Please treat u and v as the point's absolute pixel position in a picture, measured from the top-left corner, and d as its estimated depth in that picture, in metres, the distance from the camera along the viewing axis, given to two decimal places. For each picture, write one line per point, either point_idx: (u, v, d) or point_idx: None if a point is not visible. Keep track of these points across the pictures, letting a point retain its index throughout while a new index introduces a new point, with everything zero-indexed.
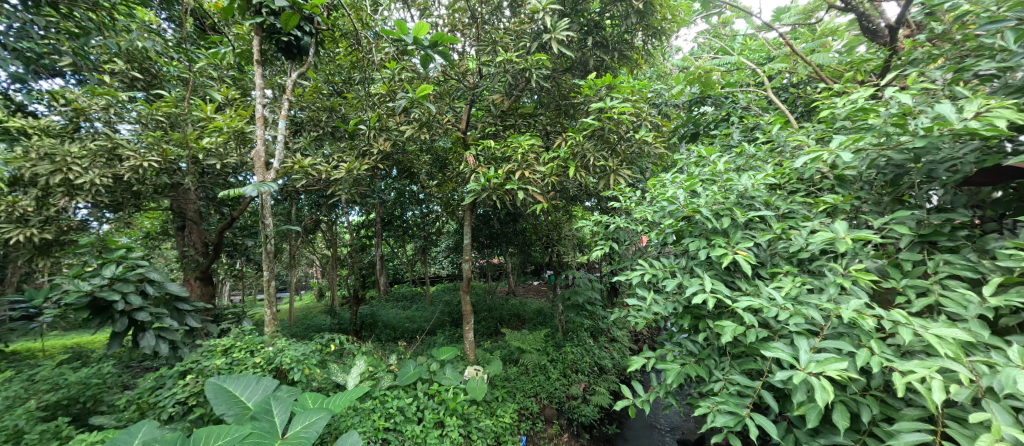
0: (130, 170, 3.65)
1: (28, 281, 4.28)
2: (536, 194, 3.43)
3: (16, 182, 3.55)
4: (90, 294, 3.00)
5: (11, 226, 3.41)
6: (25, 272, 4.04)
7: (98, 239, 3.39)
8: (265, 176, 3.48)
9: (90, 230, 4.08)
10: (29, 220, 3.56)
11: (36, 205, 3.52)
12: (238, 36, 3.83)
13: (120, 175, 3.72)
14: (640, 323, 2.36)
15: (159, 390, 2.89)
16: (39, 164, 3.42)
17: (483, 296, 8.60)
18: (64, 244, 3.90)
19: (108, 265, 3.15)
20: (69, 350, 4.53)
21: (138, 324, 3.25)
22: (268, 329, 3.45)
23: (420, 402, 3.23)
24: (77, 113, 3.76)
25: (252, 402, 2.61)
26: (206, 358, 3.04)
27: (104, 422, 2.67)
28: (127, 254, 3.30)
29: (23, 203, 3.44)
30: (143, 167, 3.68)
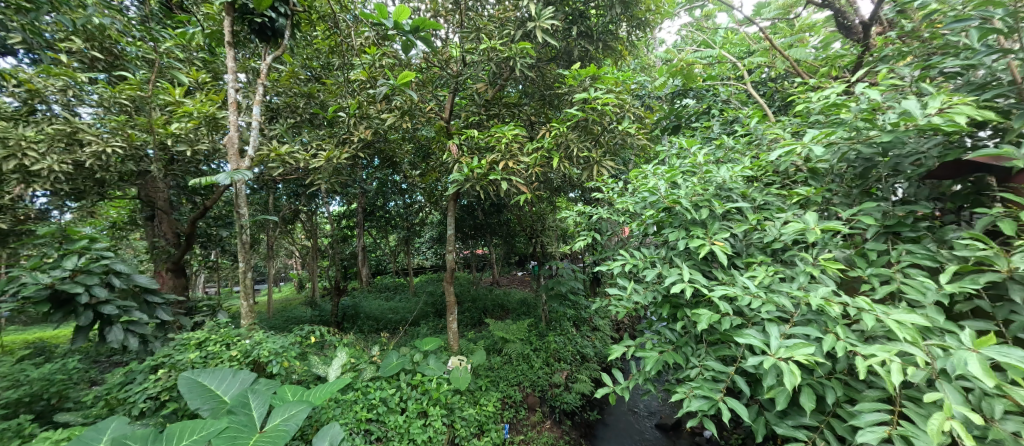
0: (92, 156, 3.47)
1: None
2: (520, 184, 3.41)
3: None
4: (51, 286, 2.87)
5: None
6: None
7: (59, 229, 3.24)
8: (239, 163, 3.34)
9: (51, 220, 3.87)
10: None
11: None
12: (209, 16, 3.64)
13: (82, 162, 3.55)
14: (621, 312, 2.41)
15: (129, 385, 2.80)
16: None
17: (466, 286, 8.61)
18: (21, 235, 3.67)
19: (70, 256, 3.00)
20: (30, 346, 4.31)
21: (104, 317, 3.12)
22: (245, 321, 3.36)
23: (403, 392, 3.21)
24: (32, 95, 3.51)
25: (229, 395, 2.55)
26: (179, 352, 2.95)
27: (70, 419, 2.56)
28: (91, 243, 3.18)
29: None
30: (106, 153, 3.51)
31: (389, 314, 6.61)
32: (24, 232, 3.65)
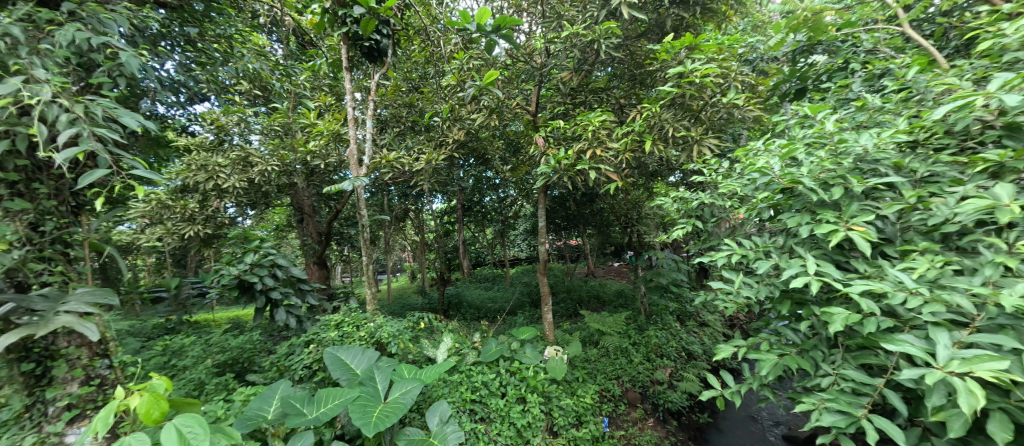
0: (260, 174, 4.36)
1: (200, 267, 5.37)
2: (610, 173, 3.25)
3: (185, 189, 4.43)
4: (238, 277, 3.71)
5: (185, 225, 4.32)
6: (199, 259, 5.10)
7: (242, 232, 4.15)
8: (358, 171, 3.86)
9: (238, 225, 4.98)
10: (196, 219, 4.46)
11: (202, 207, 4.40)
12: (330, 47, 4.25)
13: (254, 179, 4.49)
14: (729, 308, 2.16)
15: (291, 355, 3.48)
16: (197, 174, 4.21)
17: (562, 278, 8.63)
18: (221, 237, 4.80)
19: (249, 253, 3.84)
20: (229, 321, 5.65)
21: (273, 302, 3.91)
22: (369, 307, 3.89)
23: (502, 378, 3.38)
24: (220, 130, 4.57)
25: (360, 369, 2.96)
26: (323, 331, 3.56)
27: (256, 379, 3.30)
28: (262, 243, 4.03)
29: (191, 206, 4.33)
30: (268, 171, 4.37)
31: (489, 303, 6.99)
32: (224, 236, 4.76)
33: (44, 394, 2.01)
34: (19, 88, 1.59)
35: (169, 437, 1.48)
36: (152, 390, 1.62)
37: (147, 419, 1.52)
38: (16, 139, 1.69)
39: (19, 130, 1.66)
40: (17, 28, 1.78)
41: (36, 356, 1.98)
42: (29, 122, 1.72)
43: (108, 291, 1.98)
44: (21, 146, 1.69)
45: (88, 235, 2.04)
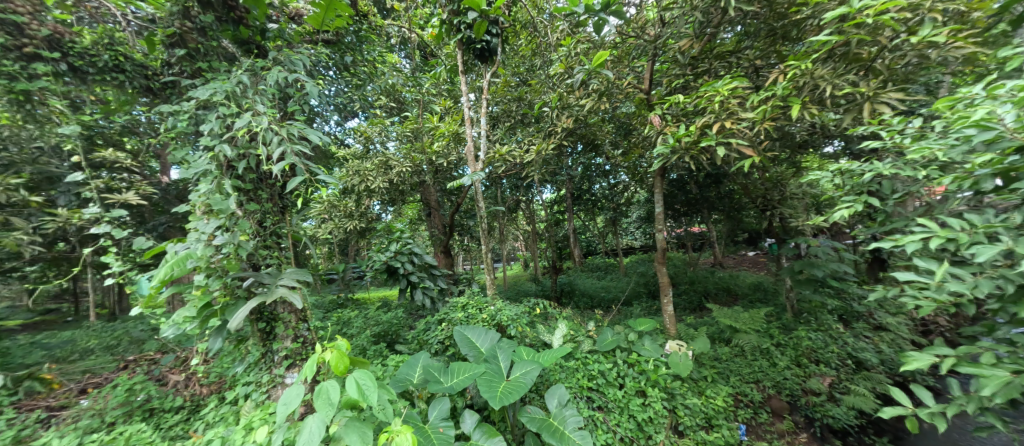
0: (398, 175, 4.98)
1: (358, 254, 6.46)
2: (744, 148, 2.85)
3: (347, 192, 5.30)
4: (386, 262, 4.36)
5: (348, 221, 5.21)
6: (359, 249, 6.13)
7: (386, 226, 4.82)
8: (475, 166, 4.14)
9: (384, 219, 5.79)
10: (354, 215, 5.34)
11: (356, 205, 5.24)
12: (448, 54, 4.61)
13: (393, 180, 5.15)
14: (920, 307, 1.71)
15: (427, 331, 3.95)
16: (353, 179, 5.00)
17: (684, 268, 8.01)
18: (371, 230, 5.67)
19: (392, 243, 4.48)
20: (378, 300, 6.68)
21: (411, 285, 4.47)
22: (490, 292, 4.18)
23: (620, 368, 3.31)
24: (367, 140, 5.28)
25: (484, 348, 3.19)
26: (452, 311, 3.95)
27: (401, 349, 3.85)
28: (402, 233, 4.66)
29: (350, 205, 5.18)
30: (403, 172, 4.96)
31: (602, 292, 6.88)
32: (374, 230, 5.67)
33: (271, 345, 2.50)
34: (250, 121, 2.08)
35: (353, 391, 1.61)
36: (339, 348, 1.77)
37: (336, 371, 1.66)
38: (249, 158, 2.24)
39: (252, 152, 2.20)
40: (246, 76, 2.29)
41: (265, 318, 2.45)
42: (253, 147, 2.27)
43: (305, 271, 2.36)
44: (252, 163, 2.23)
45: (289, 229, 2.52)
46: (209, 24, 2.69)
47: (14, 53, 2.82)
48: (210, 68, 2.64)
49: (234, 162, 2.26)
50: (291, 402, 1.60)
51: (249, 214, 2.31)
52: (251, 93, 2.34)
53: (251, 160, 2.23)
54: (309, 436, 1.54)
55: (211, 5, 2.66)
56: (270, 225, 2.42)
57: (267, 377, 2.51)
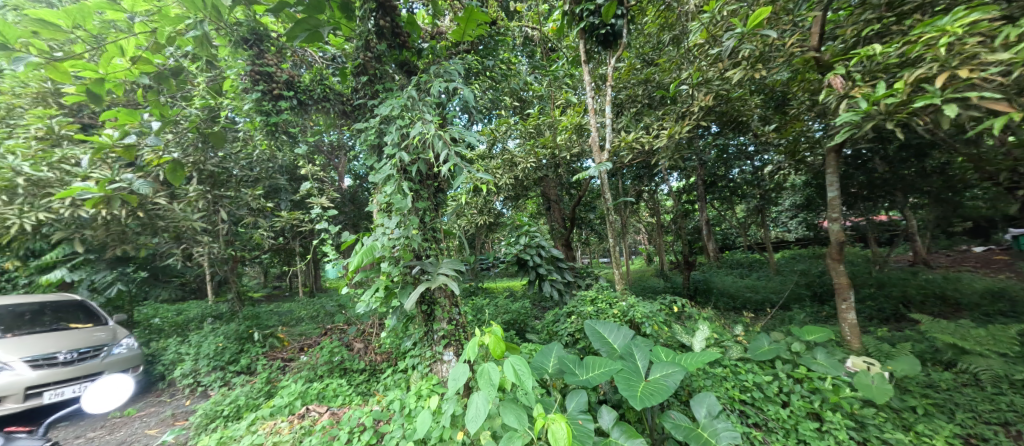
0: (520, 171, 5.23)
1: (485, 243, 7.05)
2: (1000, 105, 2.13)
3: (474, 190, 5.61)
4: (517, 255, 4.61)
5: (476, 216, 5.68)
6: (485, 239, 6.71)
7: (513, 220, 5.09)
8: (600, 158, 4.03)
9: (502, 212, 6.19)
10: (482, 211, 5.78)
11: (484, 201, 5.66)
12: (569, 45, 4.61)
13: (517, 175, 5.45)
14: None
15: (556, 322, 4.05)
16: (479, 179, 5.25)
17: (864, 268, 6.61)
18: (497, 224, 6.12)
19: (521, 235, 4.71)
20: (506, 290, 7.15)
21: (540, 276, 4.63)
22: (619, 286, 4.06)
23: (782, 383, 2.88)
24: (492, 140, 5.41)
25: (617, 345, 3.04)
26: (581, 305, 3.99)
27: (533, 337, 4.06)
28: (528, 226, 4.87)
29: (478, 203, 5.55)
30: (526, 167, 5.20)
31: (747, 292, 6.16)
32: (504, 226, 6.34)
33: (431, 325, 2.87)
34: (422, 129, 2.40)
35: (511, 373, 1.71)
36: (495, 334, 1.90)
37: (495, 353, 1.78)
38: (420, 163, 2.60)
39: (421, 157, 2.55)
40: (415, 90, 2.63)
41: (426, 301, 2.83)
42: (424, 151, 2.62)
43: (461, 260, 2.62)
44: (423, 167, 2.59)
45: (443, 224, 2.78)
46: (382, 52, 3.11)
47: (260, 89, 3.58)
48: (383, 89, 3.16)
49: (408, 166, 2.64)
50: (458, 377, 1.77)
51: (416, 211, 2.67)
52: (419, 104, 2.68)
53: (421, 162, 2.59)
54: (476, 410, 1.70)
55: (382, 34, 3.06)
56: (430, 221, 2.74)
57: (430, 352, 2.89)
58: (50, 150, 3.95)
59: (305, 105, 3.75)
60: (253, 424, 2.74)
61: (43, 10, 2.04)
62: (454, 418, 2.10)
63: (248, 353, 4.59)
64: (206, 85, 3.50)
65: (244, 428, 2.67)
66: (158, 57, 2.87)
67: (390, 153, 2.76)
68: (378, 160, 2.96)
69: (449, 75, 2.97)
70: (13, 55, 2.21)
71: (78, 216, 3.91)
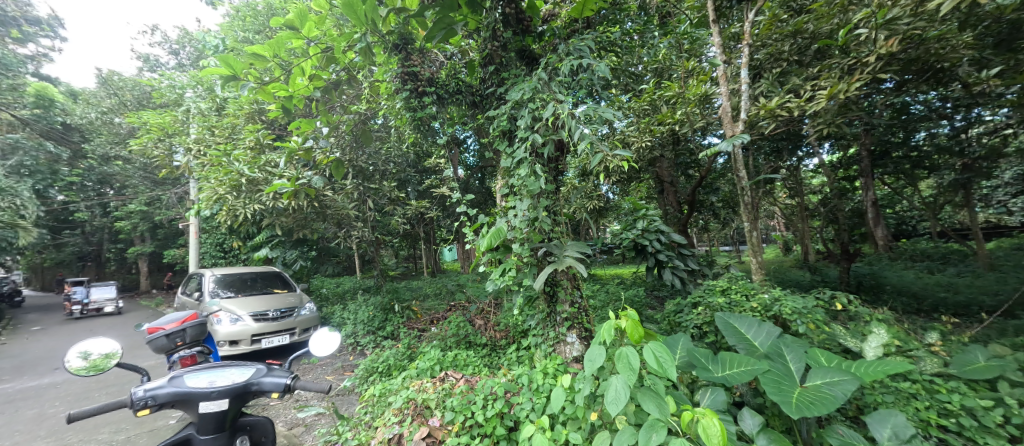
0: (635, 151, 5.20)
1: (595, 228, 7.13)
2: None
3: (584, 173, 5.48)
4: (634, 240, 4.37)
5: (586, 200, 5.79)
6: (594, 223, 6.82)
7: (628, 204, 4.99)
8: (734, 129, 3.60)
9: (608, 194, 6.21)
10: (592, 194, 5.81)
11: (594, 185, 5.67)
12: (693, 9, 4.31)
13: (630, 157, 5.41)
14: None
15: (680, 313, 3.84)
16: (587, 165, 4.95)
17: None
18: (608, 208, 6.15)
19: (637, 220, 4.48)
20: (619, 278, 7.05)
21: (660, 263, 4.42)
22: (758, 277, 3.74)
23: (1010, 410, 2.18)
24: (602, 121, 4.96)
25: (760, 344, 2.57)
26: (709, 295, 3.75)
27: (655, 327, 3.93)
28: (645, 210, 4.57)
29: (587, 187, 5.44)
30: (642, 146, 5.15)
31: (940, 294, 5.15)
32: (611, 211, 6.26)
33: (555, 307, 3.59)
34: (557, 108, 2.72)
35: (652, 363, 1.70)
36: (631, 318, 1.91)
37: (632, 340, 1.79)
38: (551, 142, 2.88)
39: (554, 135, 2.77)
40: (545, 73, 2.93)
41: (549, 283, 3.59)
42: (553, 133, 3.05)
43: (583, 244, 3.12)
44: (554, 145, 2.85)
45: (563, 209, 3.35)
46: (508, 39, 3.44)
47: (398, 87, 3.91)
48: (509, 76, 3.47)
49: (538, 149, 3.11)
50: (595, 360, 1.86)
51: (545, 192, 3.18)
52: (548, 85, 3.05)
53: (550, 144, 3.03)
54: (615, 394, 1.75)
55: (509, 22, 3.41)
56: (553, 206, 3.30)
57: (553, 333, 3.57)
58: (259, 157, 5.20)
59: (442, 99, 3.92)
60: (406, 380, 3.55)
61: (256, 45, 3.02)
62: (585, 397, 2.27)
63: (391, 321, 5.91)
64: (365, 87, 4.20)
65: (399, 383, 3.50)
66: (325, 73, 3.60)
67: (522, 139, 3.24)
68: (509, 144, 3.43)
69: (578, 53, 3.20)
70: (243, 82, 3.29)
71: (274, 205, 5.42)
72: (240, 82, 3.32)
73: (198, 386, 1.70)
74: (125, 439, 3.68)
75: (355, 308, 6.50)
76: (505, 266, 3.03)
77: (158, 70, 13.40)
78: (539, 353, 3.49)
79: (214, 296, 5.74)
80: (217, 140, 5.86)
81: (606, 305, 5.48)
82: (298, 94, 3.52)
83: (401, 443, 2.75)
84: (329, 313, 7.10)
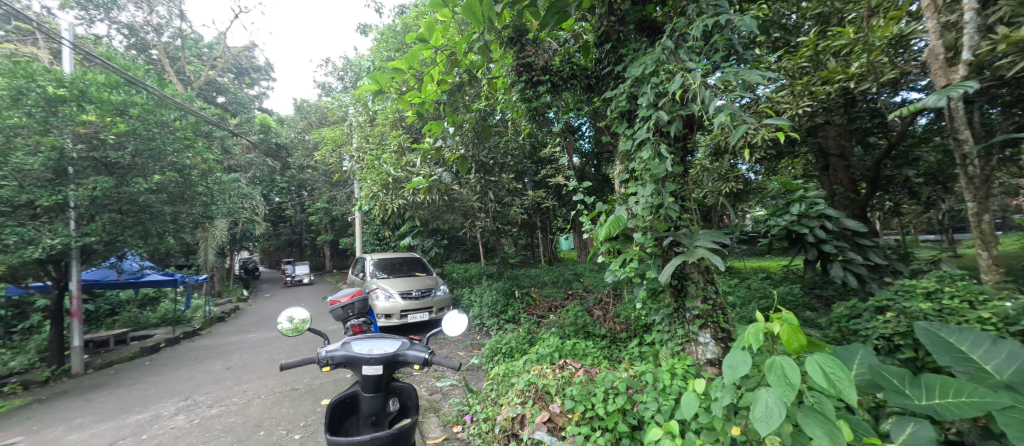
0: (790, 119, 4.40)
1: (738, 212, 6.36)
2: None
3: (720, 150, 4.90)
4: (786, 228, 3.69)
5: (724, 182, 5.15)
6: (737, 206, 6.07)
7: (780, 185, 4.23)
8: (949, 78, 2.87)
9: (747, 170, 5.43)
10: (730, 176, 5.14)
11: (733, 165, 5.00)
12: None
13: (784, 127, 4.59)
14: None
15: (858, 320, 3.17)
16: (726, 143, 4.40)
17: None
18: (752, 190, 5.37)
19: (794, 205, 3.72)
20: (770, 274, 6.12)
21: (825, 256, 3.66)
22: (990, 274, 3.04)
23: None
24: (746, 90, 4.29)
25: (998, 369, 1.68)
26: (906, 299, 3.02)
27: (819, 334, 3.31)
28: (806, 193, 3.75)
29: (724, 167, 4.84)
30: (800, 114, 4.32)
31: None
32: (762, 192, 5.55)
33: (685, 303, 3.27)
34: (686, 80, 2.42)
35: (816, 374, 1.39)
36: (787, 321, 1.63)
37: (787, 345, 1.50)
38: (679, 120, 2.67)
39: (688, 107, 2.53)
40: (671, 42, 2.68)
41: (677, 276, 3.26)
42: (681, 108, 2.71)
43: (719, 233, 2.70)
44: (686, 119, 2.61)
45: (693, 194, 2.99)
46: (628, 13, 3.26)
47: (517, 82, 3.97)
48: (628, 52, 3.25)
49: (663, 128, 2.82)
50: (739, 368, 1.64)
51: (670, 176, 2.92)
52: (674, 54, 2.74)
53: (678, 121, 2.69)
54: (766, 409, 1.50)
55: None
56: (680, 192, 3.01)
57: (682, 331, 3.28)
58: (402, 158, 5.88)
59: (556, 87, 3.94)
60: (527, 364, 3.69)
61: (396, 61, 3.41)
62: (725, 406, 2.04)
63: (512, 306, 6.21)
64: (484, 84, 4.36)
65: (521, 366, 3.65)
66: (451, 76, 3.83)
67: (643, 119, 2.98)
68: (628, 125, 3.21)
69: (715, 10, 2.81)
70: (387, 94, 3.75)
71: (415, 199, 6.13)
72: (385, 95, 3.85)
73: (362, 351, 2.00)
74: (319, 384, 4.72)
75: (482, 291, 7.03)
76: (626, 257, 2.84)
77: (332, 94, 16.52)
78: (665, 351, 3.25)
79: (373, 276, 6.87)
80: (372, 146, 6.94)
81: (748, 303, 4.79)
82: (428, 99, 3.83)
83: (523, 423, 2.87)
84: (460, 295, 7.90)
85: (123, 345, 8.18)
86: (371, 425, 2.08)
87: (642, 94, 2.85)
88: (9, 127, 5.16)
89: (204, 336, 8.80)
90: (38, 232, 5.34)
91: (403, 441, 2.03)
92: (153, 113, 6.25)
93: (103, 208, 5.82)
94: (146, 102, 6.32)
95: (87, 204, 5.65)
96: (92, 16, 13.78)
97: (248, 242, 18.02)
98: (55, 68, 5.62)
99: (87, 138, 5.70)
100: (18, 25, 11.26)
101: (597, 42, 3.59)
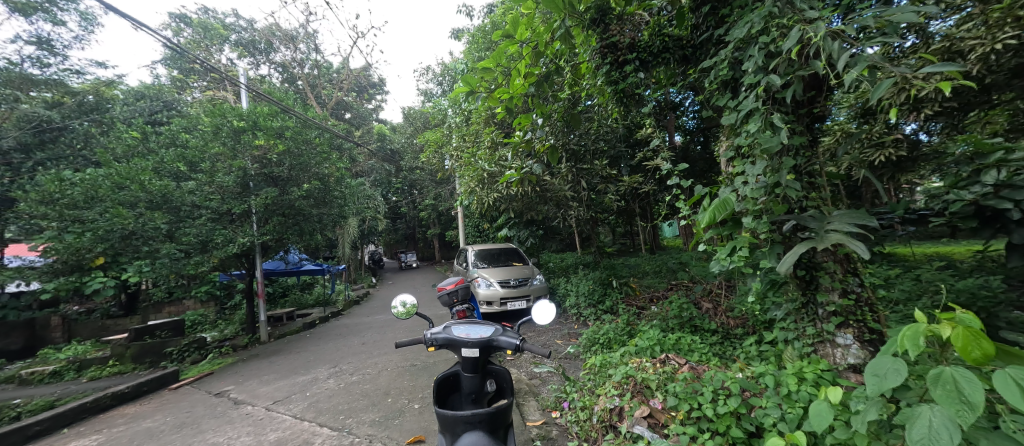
0: (977, 61, 3.41)
1: (897, 186, 5.16)
2: None
3: (868, 111, 4.02)
4: None
5: (875, 150, 4.22)
6: (893, 178, 4.94)
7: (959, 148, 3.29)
8: None
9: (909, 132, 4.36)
10: (884, 142, 4.19)
11: (884, 128, 4.07)
12: None
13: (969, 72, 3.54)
14: None
15: None
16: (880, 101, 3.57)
17: None
18: (916, 159, 4.31)
19: (985, 171, 2.52)
20: (947, 263, 4.86)
21: None
22: None
23: None
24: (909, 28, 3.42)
25: None
26: None
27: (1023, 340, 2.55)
28: (1009, 153, 2.44)
29: (874, 131, 3.96)
30: (995, 51, 3.32)
31: None
32: (937, 155, 4.11)
33: (816, 297, 2.81)
34: (806, 32, 2.01)
35: (1010, 391, 1.17)
36: (964, 324, 1.35)
37: (964, 356, 1.27)
38: (798, 83, 2.28)
39: (813, 66, 2.12)
40: None
41: (804, 267, 2.81)
42: (800, 68, 2.30)
43: (863, 214, 2.20)
44: (810, 80, 2.20)
45: (823, 168, 2.53)
46: None
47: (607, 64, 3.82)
48: (730, 13, 2.88)
49: (777, 94, 2.43)
50: (889, 377, 1.41)
51: (789, 149, 2.51)
52: (789, 5, 2.34)
53: (797, 83, 2.28)
54: (930, 428, 1.26)
55: None
56: (803, 166, 2.58)
57: (814, 330, 2.81)
58: (495, 153, 6.14)
59: (646, 64, 3.70)
60: (625, 356, 3.58)
61: (484, 61, 3.56)
62: (872, 421, 1.73)
63: (611, 296, 6.06)
64: (571, 71, 4.30)
65: (619, 358, 3.55)
66: (537, 68, 3.86)
67: (751, 86, 2.60)
68: (733, 96, 2.85)
69: None
70: (477, 94, 3.95)
71: (510, 192, 6.36)
72: (476, 94, 4.01)
73: (461, 335, 2.17)
74: (433, 362, 5.27)
75: (578, 280, 6.99)
76: (734, 244, 2.48)
77: (433, 99, 17.92)
78: (790, 352, 2.83)
79: (476, 266, 7.35)
80: (468, 144, 7.39)
81: (911, 298, 3.89)
82: (517, 93, 3.89)
83: (622, 416, 2.81)
84: (557, 284, 7.98)
85: (291, 321, 10.22)
86: (473, 402, 2.25)
87: (748, 58, 2.48)
88: (212, 154, 6.81)
89: (344, 316, 10.48)
90: (234, 232, 6.96)
91: (500, 421, 2.15)
92: (301, 133, 7.60)
93: (272, 212, 7.31)
94: (295, 124, 7.71)
95: (263, 210, 7.17)
96: (258, 60, 17.23)
97: (374, 237, 20.81)
98: (235, 105, 7.20)
99: (259, 159, 7.21)
100: (214, 75, 14.67)
101: (691, 8, 3.26)
